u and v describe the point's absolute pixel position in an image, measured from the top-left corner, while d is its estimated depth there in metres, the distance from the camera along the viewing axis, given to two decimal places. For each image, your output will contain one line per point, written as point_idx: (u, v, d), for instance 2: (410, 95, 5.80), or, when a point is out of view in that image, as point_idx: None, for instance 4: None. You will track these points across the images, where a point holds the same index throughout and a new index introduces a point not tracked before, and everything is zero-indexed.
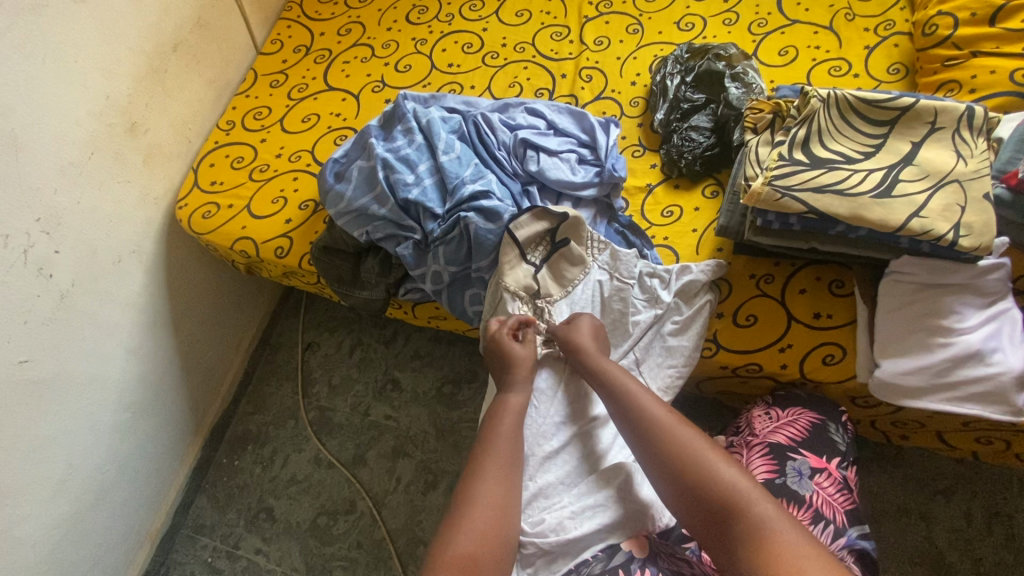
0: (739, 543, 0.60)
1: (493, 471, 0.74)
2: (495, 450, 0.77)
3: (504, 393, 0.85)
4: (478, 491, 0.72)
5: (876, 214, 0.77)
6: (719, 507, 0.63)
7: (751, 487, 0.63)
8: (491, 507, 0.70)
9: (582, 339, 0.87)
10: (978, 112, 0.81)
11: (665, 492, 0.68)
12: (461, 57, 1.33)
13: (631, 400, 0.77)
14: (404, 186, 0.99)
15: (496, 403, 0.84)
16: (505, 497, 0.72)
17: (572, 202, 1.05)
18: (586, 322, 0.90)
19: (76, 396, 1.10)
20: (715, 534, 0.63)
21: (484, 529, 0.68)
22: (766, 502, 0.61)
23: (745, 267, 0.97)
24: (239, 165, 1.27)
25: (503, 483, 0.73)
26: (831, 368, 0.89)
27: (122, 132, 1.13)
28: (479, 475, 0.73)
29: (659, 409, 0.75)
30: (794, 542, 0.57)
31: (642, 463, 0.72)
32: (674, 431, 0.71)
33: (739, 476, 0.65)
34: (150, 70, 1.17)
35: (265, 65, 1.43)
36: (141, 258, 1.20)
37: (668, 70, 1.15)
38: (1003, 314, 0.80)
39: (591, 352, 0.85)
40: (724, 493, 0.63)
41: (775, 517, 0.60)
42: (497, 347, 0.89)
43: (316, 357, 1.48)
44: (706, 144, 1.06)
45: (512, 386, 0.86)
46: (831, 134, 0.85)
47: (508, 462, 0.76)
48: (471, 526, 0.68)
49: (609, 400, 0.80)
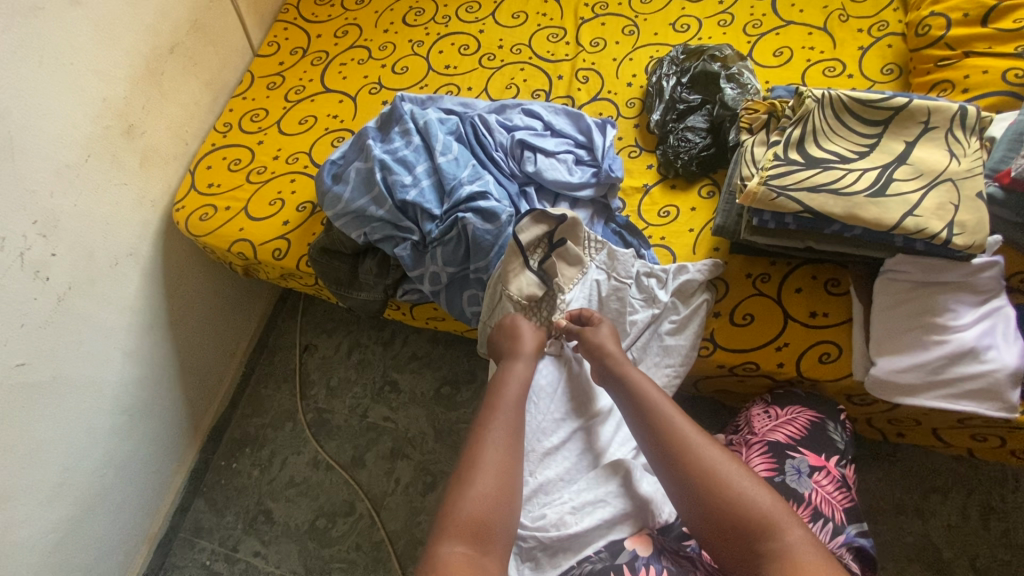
0: (772, 564, 0.60)
1: (497, 438, 0.75)
2: (499, 416, 0.78)
3: (510, 363, 0.86)
4: (483, 456, 0.73)
5: (870, 213, 0.78)
6: (750, 525, 0.63)
7: (783, 508, 0.64)
8: (495, 473, 0.71)
9: (603, 340, 0.86)
10: (970, 111, 0.82)
11: (688, 505, 0.67)
12: (457, 58, 1.34)
13: (654, 408, 0.75)
14: (402, 187, 1.00)
15: (501, 372, 0.85)
16: (509, 463, 0.73)
17: (569, 202, 1.05)
18: (607, 326, 0.88)
19: (74, 399, 1.09)
20: (742, 551, 0.63)
21: (488, 493, 0.69)
22: (799, 525, 0.62)
23: (742, 266, 0.97)
24: (237, 166, 1.27)
25: (506, 449, 0.74)
26: (827, 367, 0.89)
27: (119, 134, 1.13)
28: (484, 442, 0.74)
29: (684, 420, 0.73)
30: (827, 568, 0.59)
31: (664, 475, 0.70)
32: (703, 445, 0.70)
33: (770, 496, 0.65)
34: (146, 72, 1.17)
35: (261, 67, 1.43)
36: (138, 261, 1.20)
37: (664, 71, 1.16)
38: (997, 311, 0.80)
39: (613, 354, 0.84)
40: (757, 513, 0.63)
41: (808, 541, 0.61)
42: (506, 327, 0.90)
43: (314, 359, 1.48)
44: (702, 145, 1.06)
45: (518, 356, 0.86)
46: (825, 135, 0.85)
47: (513, 429, 0.77)
48: (475, 489, 0.69)
49: (630, 407, 0.78)
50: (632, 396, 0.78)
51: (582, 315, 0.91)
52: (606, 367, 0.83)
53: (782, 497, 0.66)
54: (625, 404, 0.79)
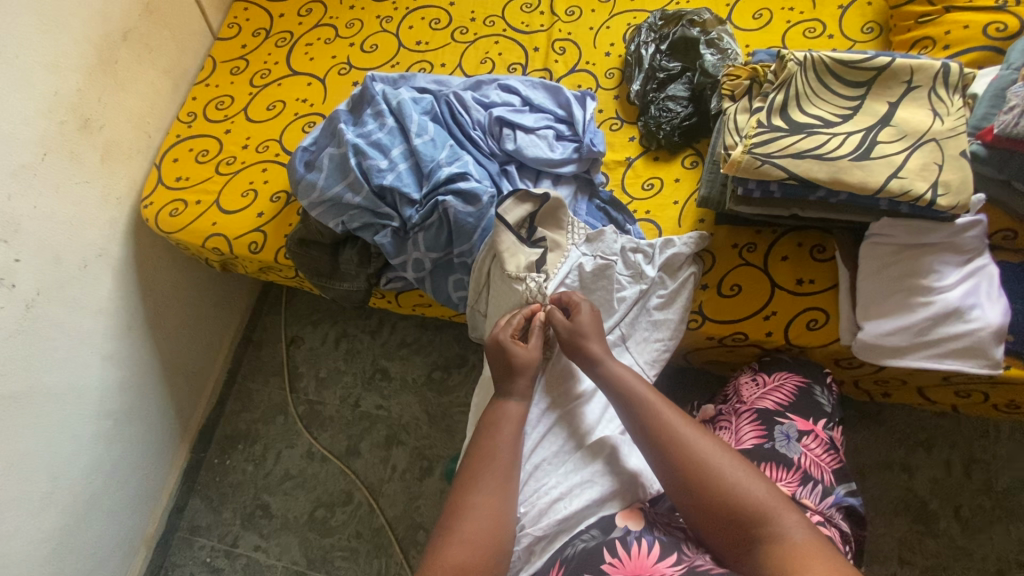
0: (769, 548, 0.60)
1: (486, 480, 0.71)
2: (486, 458, 0.73)
3: (502, 400, 0.80)
4: (470, 501, 0.69)
5: (856, 177, 0.77)
6: (744, 513, 0.63)
7: (776, 494, 0.64)
8: (484, 517, 0.68)
9: (586, 330, 0.82)
10: (953, 68, 0.81)
11: (682, 498, 0.67)
12: (428, 33, 1.29)
13: (644, 403, 0.74)
14: (378, 172, 0.96)
15: (494, 412, 0.79)
16: (499, 504, 0.69)
17: (552, 179, 1.04)
18: (587, 310, 0.84)
19: (53, 407, 1.07)
20: (739, 539, 0.63)
21: (477, 539, 0.66)
22: (794, 510, 0.62)
23: (727, 237, 0.97)
24: (204, 158, 1.22)
25: (496, 489, 0.70)
26: (815, 333, 0.89)
27: (75, 130, 1.07)
28: (471, 486, 0.70)
29: (674, 414, 0.72)
30: (824, 549, 0.58)
31: (658, 470, 0.70)
32: (694, 436, 0.69)
33: (763, 484, 0.65)
34: (98, 61, 1.11)
35: (223, 51, 1.36)
36: (108, 261, 1.15)
37: (642, 39, 1.12)
38: (981, 270, 0.81)
39: (593, 352, 0.81)
40: (752, 500, 0.63)
41: (802, 525, 0.61)
42: (500, 355, 0.82)
43: (301, 352, 1.46)
44: (684, 114, 1.04)
45: (512, 393, 0.80)
46: (809, 98, 0.83)
47: (503, 469, 0.72)
48: (463, 537, 0.66)
49: (621, 404, 0.76)
50: (621, 391, 0.77)
51: (563, 298, 0.87)
52: (593, 363, 0.81)
53: (775, 484, 0.66)
54: (615, 401, 0.77)
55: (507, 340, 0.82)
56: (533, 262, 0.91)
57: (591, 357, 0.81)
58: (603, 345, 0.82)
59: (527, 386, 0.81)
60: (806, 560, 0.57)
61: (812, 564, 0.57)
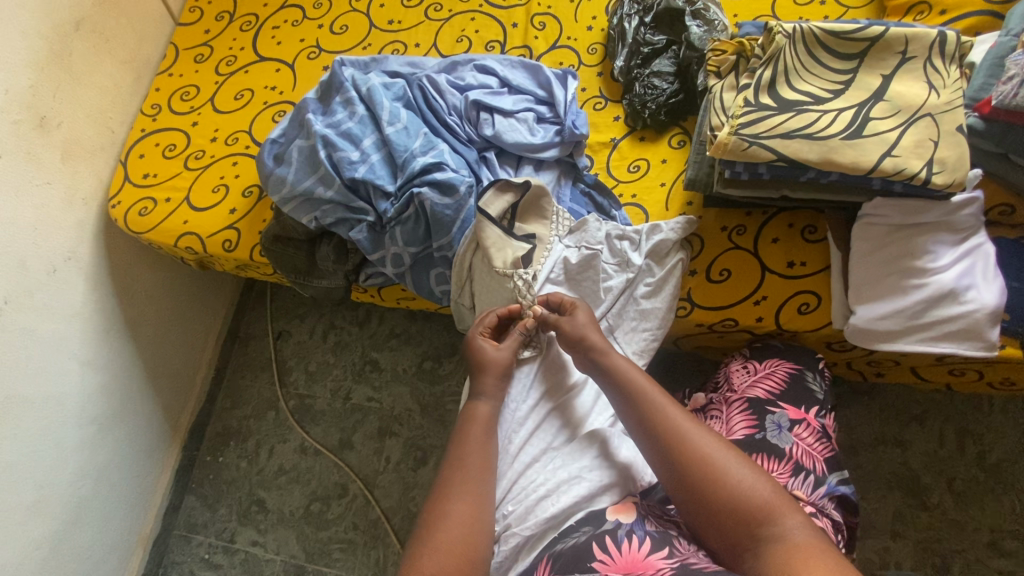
0: (771, 548, 0.59)
1: (459, 486, 0.70)
2: (458, 465, 0.72)
3: (472, 401, 0.79)
4: (443, 509, 0.68)
5: (847, 157, 0.74)
6: (747, 512, 0.61)
7: (780, 493, 0.62)
8: (458, 523, 0.66)
9: (583, 329, 0.80)
10: (950, 37, 0.76)
11: (683, 496, 0.66)
12: (400, 11, 1.22)
13: (646, 400, 0.72)
14: (350, 165, 0.92)
15: (466, 413, 0.79)
16: (475, 509, 0.68)
17: (533, 165, 0.99)
18: (583, 310, 0.82)
19: (32, 416, 1.05)
20: (741, 538, 0.61)
21: (451, 546, 0.64)
22: (798, 511, 0.61)
23: (717, 219, 0.94)
24: (171, 153, 1.17)
25: (469, 495, 0.69)
26: (806, 317, 0.87)
27: (31, 129, 1.02)
28: (445, 493, 0.69)
29: (677, 411, 0.71)
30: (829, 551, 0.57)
31: (658, 468, 0.68)
32: (697, 434, 0.68)
33: (767, 483, 0.63)
34: (50, 54, 1.05)
35: (186, 37, 1.30)
36: (78, 265, 1.12)
37: (625, 11, 1.06)
38: (977, 250, 0.78)
39: (593, 344, 0.79)
40: (756, 499, 0.62)
41: (805, 526, 0.59)
42: (471, 353, 0.82)
43: (289, 346, 1.43)
44: (670, 91, 1.00)
45: (479, 392, 0.79)
46: (798, 74, 0.79)
47: (475, 473, 0.71)
48: (437, 545, 0.64)
49: (622, 401, 0.74)
50: (621, 388, 0.75)
51: (552, 300, 0.85)
52: (591, 360, 0.78)
53: (779, 483, 0.65)
54: (615, 397, 0.75)
55: (479, 339, 0.82)
56: (520, 257, 0.87)
57: (591, 351, 0.78)
58: (602, 336, 0.80)
59: (494, 385, 0.80)
60: (810, 560, 0.55)
61: (816, 563, 0.55)
